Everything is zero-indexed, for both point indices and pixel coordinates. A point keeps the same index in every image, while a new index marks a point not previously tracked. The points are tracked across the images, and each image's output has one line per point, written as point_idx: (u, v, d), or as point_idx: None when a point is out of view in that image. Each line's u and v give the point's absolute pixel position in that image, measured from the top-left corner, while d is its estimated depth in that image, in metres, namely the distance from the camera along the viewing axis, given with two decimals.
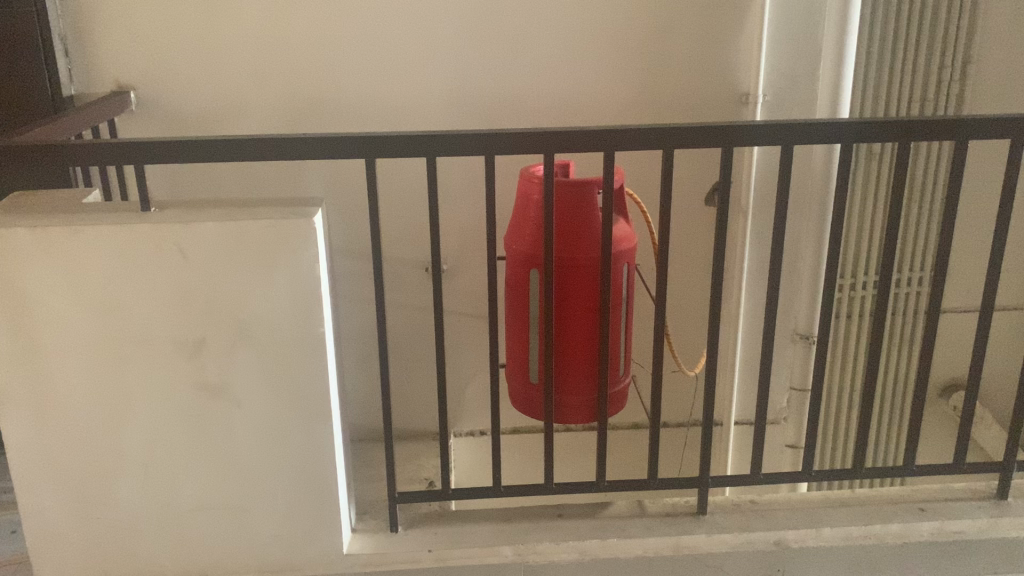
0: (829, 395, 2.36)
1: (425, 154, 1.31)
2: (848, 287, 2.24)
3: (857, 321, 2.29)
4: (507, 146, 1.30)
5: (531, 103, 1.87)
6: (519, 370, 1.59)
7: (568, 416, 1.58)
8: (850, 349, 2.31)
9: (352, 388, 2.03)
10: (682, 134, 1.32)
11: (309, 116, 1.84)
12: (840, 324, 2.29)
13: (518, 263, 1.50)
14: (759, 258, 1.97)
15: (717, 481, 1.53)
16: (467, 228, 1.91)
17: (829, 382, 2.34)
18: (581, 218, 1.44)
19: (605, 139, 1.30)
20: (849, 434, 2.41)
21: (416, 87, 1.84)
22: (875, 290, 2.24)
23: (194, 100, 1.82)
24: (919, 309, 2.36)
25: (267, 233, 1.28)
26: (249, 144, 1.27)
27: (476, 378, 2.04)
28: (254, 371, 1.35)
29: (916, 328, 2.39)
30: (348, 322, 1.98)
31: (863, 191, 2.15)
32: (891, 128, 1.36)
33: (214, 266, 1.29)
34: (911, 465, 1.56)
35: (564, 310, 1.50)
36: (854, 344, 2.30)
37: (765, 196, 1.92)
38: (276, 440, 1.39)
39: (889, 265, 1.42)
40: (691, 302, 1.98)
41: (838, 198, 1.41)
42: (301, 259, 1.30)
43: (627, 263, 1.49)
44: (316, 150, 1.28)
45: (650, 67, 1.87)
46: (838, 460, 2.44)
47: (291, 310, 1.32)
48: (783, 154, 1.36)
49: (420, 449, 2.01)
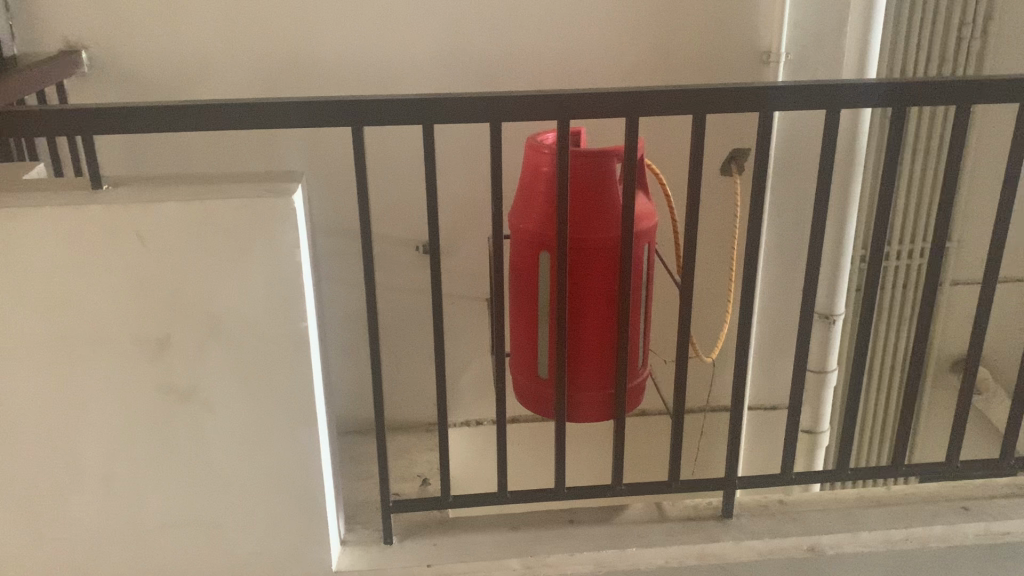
0: (872, 369, 2.24)
1: (421, 121, 1.13)
2: (902, 254, 2.12)
3: (914, 288, 2.16)
4: (518, 113, 1.13)
5: (531, 63, 1.69)
6: (527, 363, 1.42)
7: (584, 413, 1.42)
8: (894, 320, 2.19)
9: (337, 378, 1.86)
10: (719, 96, 1.15)
11: (284, 77, 1.65)
12: (897, 294, 2.17)
13: (526, 244, 1.33)
14: (778, 232, 1.82)
15: (745, 482, 1.39)
16: (463, 203, 1.73)
17: (876, 353, 2.23)
18: (597, 192, 1.28)
19: (631, 103, 1.13)
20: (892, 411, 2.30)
21: (403, 46, 1.65)
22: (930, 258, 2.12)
23: (155, 60, 1.62)
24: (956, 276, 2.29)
25: (238, 214, 1.10)
26: (219, 110, 1.09)
27: (473, 364, 1.88)
28: (226, 372, 1.18)
29: (960, 297, 2.33)
30: (333, 309, 1.81)
31: (915, 154, 2.01)
32: (952, 90, 1.19)
33: (179, 252, 1.11)
34: (956, 462, 1.42)
35: (579, 296, 1.33)
36: (903, 313, 2.18)
37: (788, 165, 1.76)
38: (255, 447, 1.23)
39: (942, 243, 1.29)
40: (706, 280, 1.83)
41: (886, 170, 1.25)
42: (278, 244, 1.12)
43: (648, 243, 1.33)
44: (298, 115, 1.10)
45: (661, 24, 1.70)
46: (868, 439, 2.33)
47: (268, 303, 1.15)
48: (829, 118, 1.20)
49: (412, 443, 1.85)
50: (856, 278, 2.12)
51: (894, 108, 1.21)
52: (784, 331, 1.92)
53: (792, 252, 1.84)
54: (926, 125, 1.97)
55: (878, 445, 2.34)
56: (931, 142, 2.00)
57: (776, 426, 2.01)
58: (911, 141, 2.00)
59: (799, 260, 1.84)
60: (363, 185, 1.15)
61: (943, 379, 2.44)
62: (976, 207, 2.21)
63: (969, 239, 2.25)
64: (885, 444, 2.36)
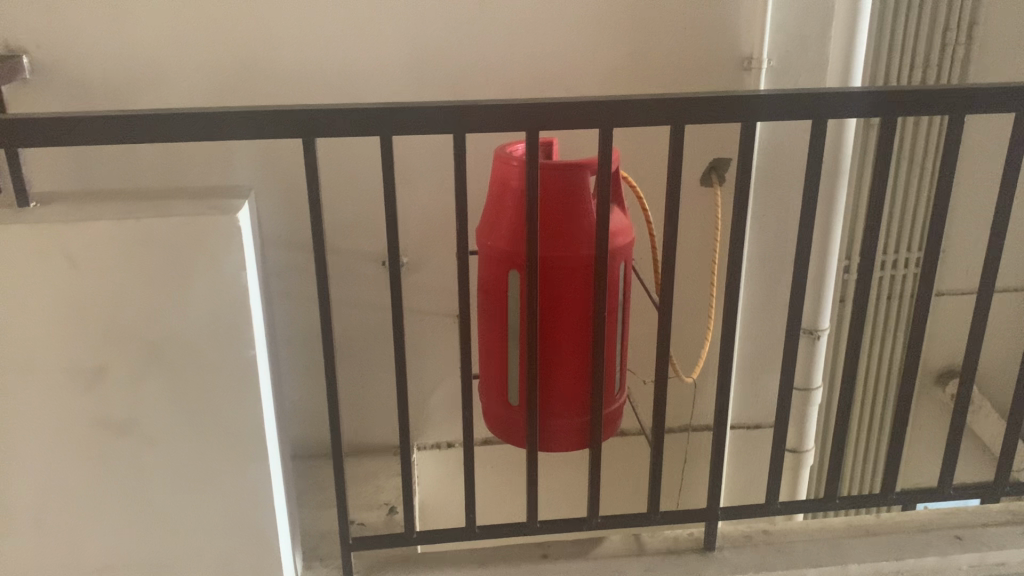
0: (861, 381, 2.18)
1: (379, 133, 1.05)
2: (890, 265, 2.06)
3: (907, 298, 2.10)
4: (482, 123, 1.05)
5: (501, 69, 1.61)
6: (496, 389, 1.34)
7: (558, 442, 1.33)
8: (884, 332, 2.13)
9: (299, 400, 1.76)
10: (698, 106, 1.07)
11: (240, 84, 1.56)
12: (891, 305, 2.10)
13: (494, 263, 1.25)
14: (760, 245, 1.75)
15: (728, 513, 1.31)
16: (431, 216, 1.65)
17: (867, 366, 2.17)
18: (570, 207, 1.20)
19: (605, 112, 1.05)
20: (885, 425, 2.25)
21: (366, 51, 1.57)
22: (919, 268, 2.06)
23: (102, 65, 1.52)
24: (942, 286, 2.23)
25: (178, 233, 1.01)
26: (159, 120, 1.00)
27: (443, 384, 1.79)
28: (167, 404, 1.09)
29: (948, 309, 2.26)
30: (294, 327, 1.72)
31: (903, 161, 1.95)
32: (944, 98, 1.12)
33: (114, 275, 1.02)
34: (949, 489, 1.35)
35: (551, 318, 1.25)
36: (893, 324, 2.12)
37: (771, 176, 1.69)
38: (200, 484, 1.13)
39: (934, 259, 1.22)
40: (687, 295, 1.75)
41: (876, 184, 1.17)
42: (222, 266, 1.03)
43: (624, 261, 1.25)
44: (243, 125, 1.02)
45: (638, 29, 1.62)
46: (856, 455, 2.26)
47: (212, 330, 1.06)
48: (815, 128, 1.12)
49: (379, 468, 1.76)
50: (841, 289, 2.06)
51: (883, 119, 1.14)
52: (767, 347, 1.84)
53: (774, 265, 1.77)
54: (912, 133, 1.91)
55: (865, 460, 2.28)
56: (918, 151, 1.94)
57: (759, 445, 1.94)
58: (901, 148, 1.94)
59: (782, 273, 1.78)
60: (316, 201, 1.06)
61: (928, 393, 2.37)
62: (961, 218, 2.15)
63: (954, 249, 2.19)
64: (875, 460, 2.29)
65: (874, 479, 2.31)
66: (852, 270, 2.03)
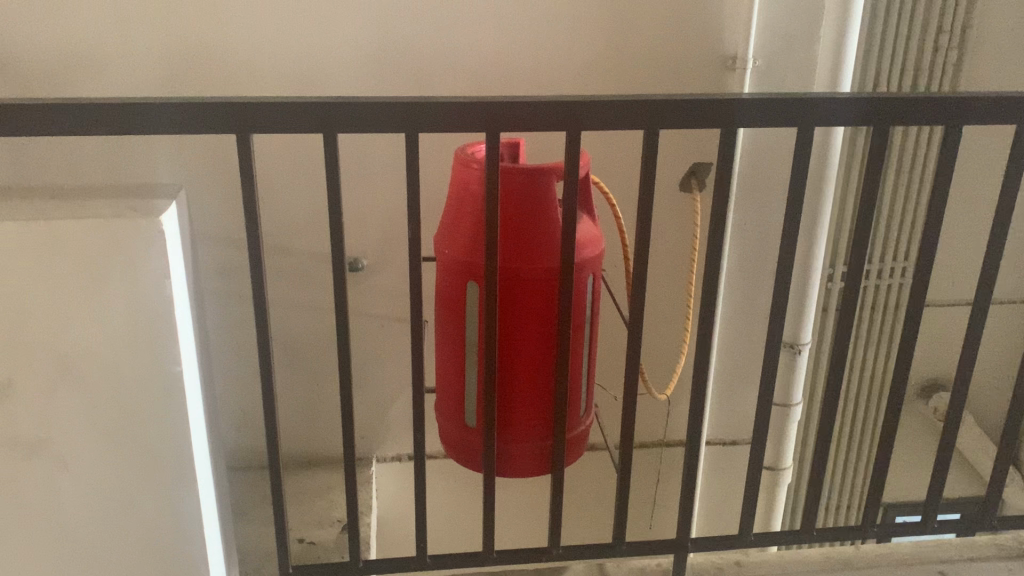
0: (845, 393, 2.10)
1: (322, 130, 0.94)
2: (879, 274, 1.97)
3: (892, 310, 2.02)
4: (435, 122, 0.95)
5: (469, 62, 1.51)
6: (453, 408, 1.24)
7: (518, 467, 1.24)
8: (869, 343, 2.06)
9: (247, 408, 1.66)
10: (674, 110, 0.98)
11: (187, 72, 1.45)
12: (874, 316, 2.03)
13: (452, 273, 1.16)
14: (740, 254, 1.66)
15: (698, 545, 1.23)
16: (392, 216, 1.55)
17: (851, 378, 2.09)
18: (533, 215, 1.10)
19: (572, 113, 0.96)
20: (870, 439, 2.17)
21: (323, 40, 1.46)
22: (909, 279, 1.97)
23: (37, 49, 1.42)
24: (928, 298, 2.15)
25: (93, 238, 0.91)
26: (72, 110, 0.89)
27: (403, 393, 1.70)
28: (83, 424, 0.99)
29: (933, 320, 2.19)
30: (242, 331, 1.61)
31: (894, 168, 1.87)
32: (940, 107, 1.04)
33: (22, 283, 0.92)
34: (933, 523, 1.27)
35: (511, 333, 1.16)
36: (879, 335, 2.04)
37: (753, 182, 1.60)
38: (120, 510, 1.04)
39: (924, 278, 1.13)
40: (660, 306, 1.67)
41: (864, 200, 1.08)
42: (143, 274, 0.94)
43: (592, 273, 1.16)
44: (168, 119, 0.91)
45: (616, 23, 1.53)
46: (837, 469, 2.20)
47: (132, 344, 0.96)
48: (801, 137, 1.03)
49: (333, 481, 1.67)
50: (825, 299, 1.97)
51: (873, 129, 1.05)
52: (745, 361, 1.76)
53: (754, 276, 1.68)
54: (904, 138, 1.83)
55: (847, 475, 2.21)
56: (906, 157, 1.86)
57: (734, 462, 1.86)
58: (892, 154, 1.86)
59: (762, 285, 1.69)
60: (250, 204, 0.96)
61: (912, 406, 2.31)
62: (951, 227, 2.07)
63: (942, 260, 2.11)
64: (857, 475, 2.23)
65: (856, 494, 2.24)
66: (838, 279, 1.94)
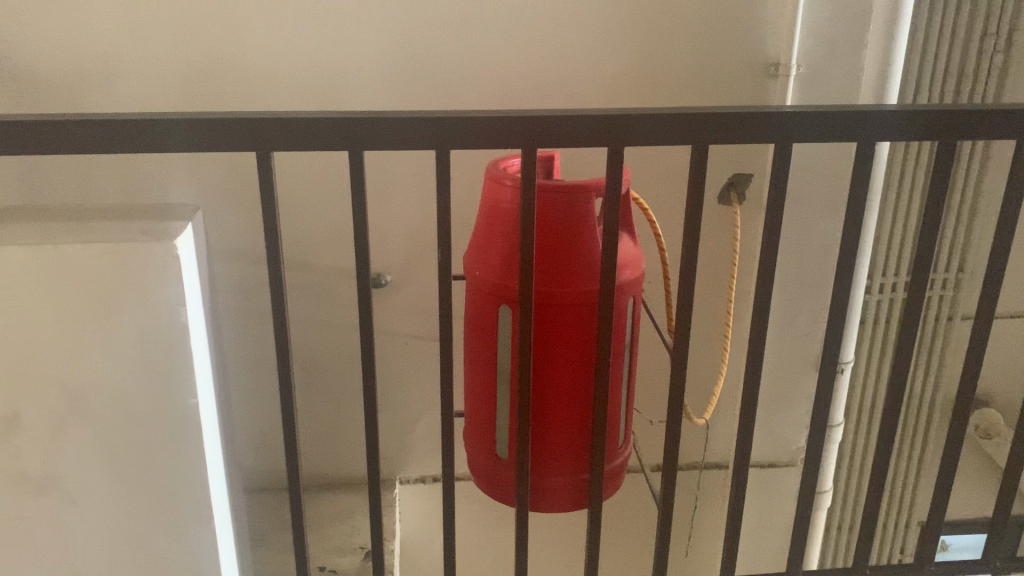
0: (908, 407, 2.02)
1: (347, 147, 0.88)
2: (945, 284, 1.89)
3: (938, 325, 1.93)
4: (467, 139, 0.88)
5: (498, 71, 1.45)
6: (483, 438, 1.18)
7: (551, 501, 1.17)
8: (931, 356, 1.97)
9: (266, 429, 1.60)
10: (725, 125, 0.90)
11: (205, 82, 1.40)
12: (925, 330, 1.94)
13: (483, 297, 1.09)
14: (780, 271, 1.59)
15: None
16: (417, 231, 1.49)
17: (915, 392, 2.01)
18: (571, 236, 1.04)
19: (614, 129, 0.89)
20: (916, 458, 2.07)
21: (346, 48, 1.40)
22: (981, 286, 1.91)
23: (51, 58, 1.36)
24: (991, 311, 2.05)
25: (103, 264, 0.86)
26: (82, 128, 0.83)
27: (426, 414, 1.63)
28: (93, 459, 0.93)
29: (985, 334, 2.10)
30: (260, 350, 1.55)
31: (962, 175, 1.77)
32: (1014, 119, 0.96)
33: (29, 313, 0.86)
34: (993, 561, 1.19)
35: (546, 360, 1.09)
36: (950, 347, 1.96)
37: (794, 195, 1.52)
38: (132, 550, 0.98)
39: (990, 305, 1.04)
40: (695, 325, 1.60)
41: (927, 220, 1.00)
42: (156, 303, 0.88)
43: (631, 296, 1.09)
44: (180, 136, 0.85)
45: (652, 29, 1.46)
46: (902, 485, 2.12)
47: (143, 375, 0.91)
48: (860, 152, 0.95)
49: (355, 505, 1.61)
50: (872, 310, 1.80)
51: (939, 144, 0.96)
52: (783, 380, 1.68)
53: (796, 293, 1.61)
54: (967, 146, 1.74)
55: (914, 490, 2.13)
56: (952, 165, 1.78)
57: (770, 485, 1.79)
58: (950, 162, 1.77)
59: (804, 302, 1.62)
60: (270, 227, 0.90)
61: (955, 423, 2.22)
62: None
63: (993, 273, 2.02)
64: (900, 493, 2.13)
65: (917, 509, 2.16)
66: (890, 289, 1.76)
